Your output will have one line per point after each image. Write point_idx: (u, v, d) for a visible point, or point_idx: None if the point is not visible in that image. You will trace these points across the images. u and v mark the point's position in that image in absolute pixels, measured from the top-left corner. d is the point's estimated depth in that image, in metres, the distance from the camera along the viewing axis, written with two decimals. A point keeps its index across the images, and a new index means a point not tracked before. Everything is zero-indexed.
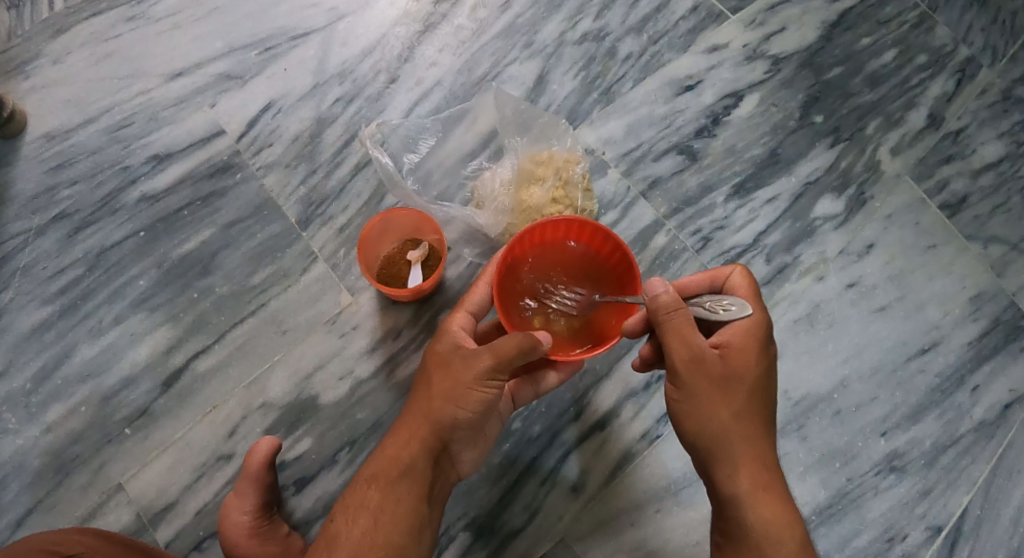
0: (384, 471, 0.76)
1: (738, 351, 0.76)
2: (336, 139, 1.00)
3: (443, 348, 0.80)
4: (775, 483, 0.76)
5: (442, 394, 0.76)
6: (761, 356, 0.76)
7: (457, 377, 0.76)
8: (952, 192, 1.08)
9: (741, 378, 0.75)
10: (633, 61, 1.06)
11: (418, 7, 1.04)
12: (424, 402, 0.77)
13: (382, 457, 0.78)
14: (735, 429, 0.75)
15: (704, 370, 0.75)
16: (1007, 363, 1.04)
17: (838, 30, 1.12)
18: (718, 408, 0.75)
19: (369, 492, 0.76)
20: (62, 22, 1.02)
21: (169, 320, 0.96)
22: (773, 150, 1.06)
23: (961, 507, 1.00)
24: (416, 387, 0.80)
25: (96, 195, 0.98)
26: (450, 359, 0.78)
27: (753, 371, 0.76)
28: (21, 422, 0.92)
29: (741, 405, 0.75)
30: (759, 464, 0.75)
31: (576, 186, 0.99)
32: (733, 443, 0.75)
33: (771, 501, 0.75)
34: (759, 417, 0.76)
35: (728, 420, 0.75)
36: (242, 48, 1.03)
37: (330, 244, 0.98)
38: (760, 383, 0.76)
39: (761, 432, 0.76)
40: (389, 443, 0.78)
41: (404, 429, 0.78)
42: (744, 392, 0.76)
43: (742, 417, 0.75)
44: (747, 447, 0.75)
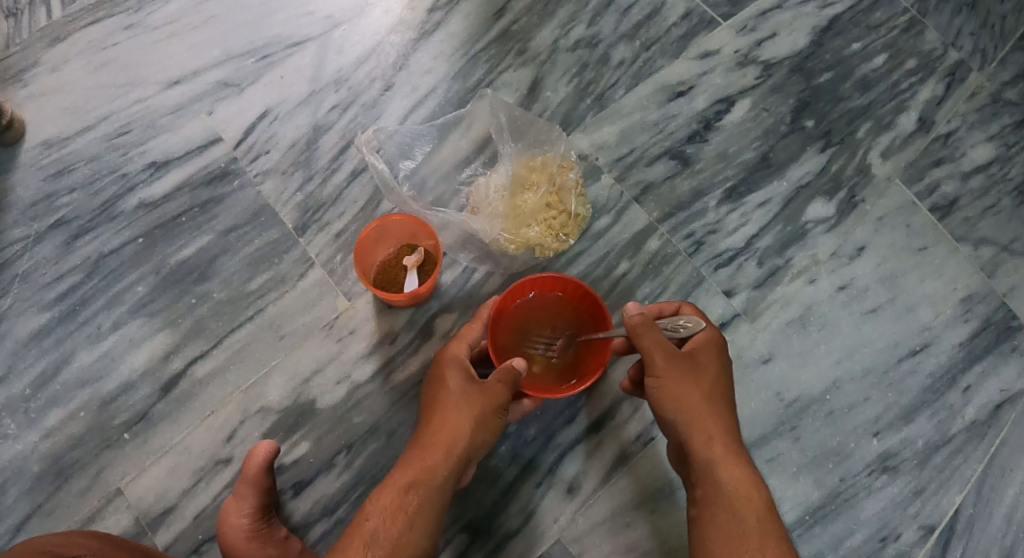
0: (419, 479, 0.81)
1: (701, 348, 0.86)
2: (332, 145, 1.01)
3: (455, 374, 0.87)
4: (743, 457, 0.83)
5: (470, 414, 0.84)
6: (720, 355, 0.86)
7: (484, 399, 0.85)
8: (943, 194, 1.09)
9: (706, 370, 0.85)
10: (626, 67, 1.07)
11: (413, 15, 1.06)
12: (452, 419, 0.84)
13: (412, 468, 0.82)
14: (704, 405, 0.83)
15: (676, 363, 0.84)
16: (998, 363, 1.05)
17: (828, 36, 1.13)
18: (689, 388, 0.84)
19: (406, 497, 0.80)
20: (60, 30, 1.03)
21: (167, 326, 0.96)
22: (765, 154, 1.07)
23: (954, 507, 1.01)
24: (434, 408, 0.86)
25: (94, 202, 0.99)
26: (466, 384, 0.86)
27: (714, 364, 0.86)
28: (21, 427, 0.93)
29: (708, 387, 0.84)
30: (727, 437, 0.83)
31: (570, 192, 1.01)
32: (704, 417, 0.83)
33: (740, 465, 0.81)
34: (723, 403, 0.85)
35: (698, 399, 0.83)
36: (239, 57, 1.04)
37: (326, 249, 0.99)
38: (721, 373, 0.86)
39: (726, 411, 0.84)
40: (417, 455, 0.83)
41: (432, 443, 0.83)
42: (709, 381, 0.85)
43: (710, 398, 0.84)
44: (716, 421, 0.83)
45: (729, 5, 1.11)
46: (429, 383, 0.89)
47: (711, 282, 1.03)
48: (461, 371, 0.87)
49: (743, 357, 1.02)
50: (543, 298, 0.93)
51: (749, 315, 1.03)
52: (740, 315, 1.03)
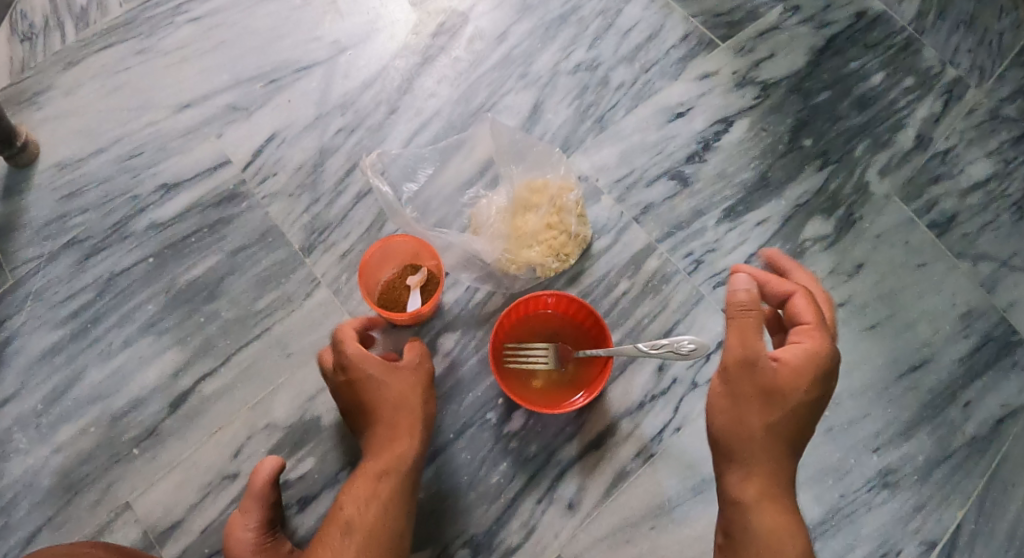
0: (387, 465, 0.85)
1: (786, 368, 0.78)
2: (338, 167, 1.04)
3: (370, 365, 0.87)
4: (784, 495, 0.79)
5: (411, 394, 0.88)
6: (812, 383, 0.78)
7: (413, 377, 0.89)
8: (941, 211, 1.11)
9: (786, 396, 0.77)
10: (626, 89, 1.09)
11: (417, 40, 1.08)
12: (398, 403, 0.87)
13: (377, 457, 0.85)
14: (759, 435, 0.78)
15: (748, 376, 0.78)
16: (999, 378, 1.06)
17: (826, 56, 1.15)
18: (750, 409, 0.78)
19: (379, 485, 0.84)
20: (74, 55, 1.06)
21: (177, 343, 0.99)
22: (763, 174, 1.09)
23: (955, 522, 1.02)
24: (368, 399, 0.87)
25: (106, 222, 1.02)
26: (388, 369, 0.88)
27: (800, 390, 0.77)
28: (33, 442, 0.95)
29: (777, 410, 0.78)
30: (771, 476, 0.78)
31: (570, 213, 1.01)
32: (754, 448, 0.78)
33: (777, 510, 0.78)
34: (789, 434, 0.78)
35: (755, 425, 0.78)
36: (248, 81, 1.07)
37: (332, 269, 1.01)
38: (801, 403, 0.78)
39: (784, 445, 0.78)
40: (380, 444, 0.86)
41: (388, 430, 0.86)
42: (785, 408, 0.78)
43: (767, 428, 0.78)
44: (767, 456, 0.78)
45: (727, 27, 1.14)
46: (345, 384, 0.87)
47: (711, 300, 1.03)
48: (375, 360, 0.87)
49: None
50: (548, 316, 0.96)
51: None
52: None
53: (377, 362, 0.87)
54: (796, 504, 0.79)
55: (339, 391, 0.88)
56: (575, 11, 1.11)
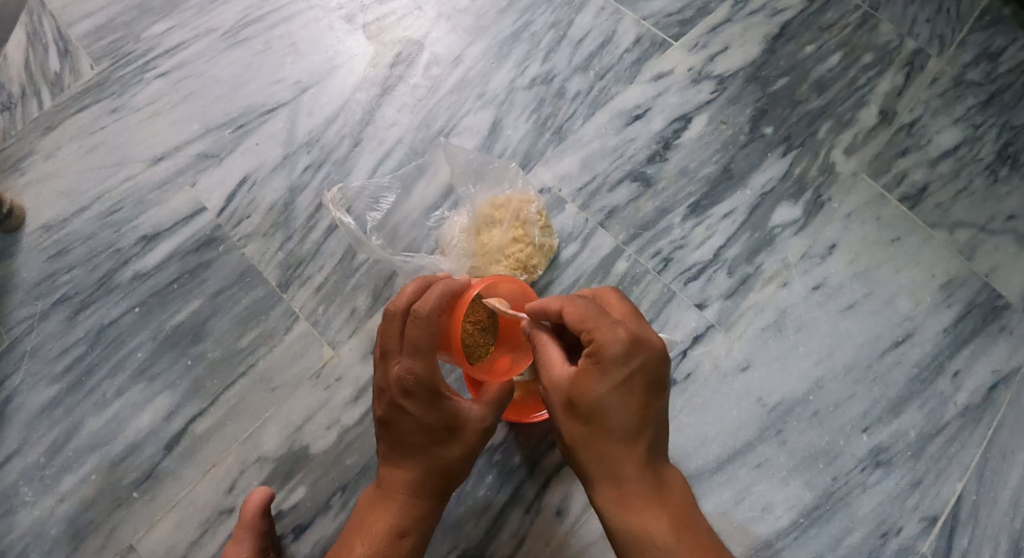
0: (410, 526, 0.87)
1: (587, 371, 0.79)
2: (309, 203, 1.07)
3: (442, 411, 0.86)
4: (637, 489, 0.81)
5: (464, 455, 0.88)
6: (605, 378, 0.78)
7: (473, 438, 0.88)
8: (911, 183, 1.12)
9: (582, 399, 0.80)
10: (582, 98, 1.12)
11: (376, 72, 1.11)
12: (449, 463, 0.87)
13: (403, 513, 0.87)
14: (585, 446, 0.82)
15: (548, 395, 0.83)
16: (987, 345, 1.07)
17: (780, 43, 1.16)
18: (568, 425, 0.82)
19: (400, 542, 0.87)
20: (51, 119, 1.10)
21: (167, 388, 1.02)
22: (726, 166, 1.11)
23: (955, 494, 1.02)
24: (420, 448, 0.87)
25: (93, 277, 1.05)
26: (452, 426, 0.87)
27: (597, 387, 0.79)
28: (37, 494, 0.98)
29: (594, 410, 0.79)
30: (614, 477, 0.81)
31: (534, 224, 1.03)
32: (586, 459, 0.82)
33: (632, 506, 0.81)
34: (609, 432, 0.80)
35: (575, 437, 0.82)
36: (217, 128, 1.10)
37: (309, 302, 1.03)
38: (613, 396, 0.79)
39: (611, 440, 0.80)
40: (411, 500, 0.87)
41: (421, 486, 0.87)
42: (588, 412, 0.80)
43: (589, 436, 0.81)
44: (598, 461, 0.81)
45: (679, 25, 1.16)
46: (402, 412, 0.86)
47: (683, 297, 1.06)
48: (444, 406, 0.86)
49: (722, 366, 1.05)
50: None
51: (724, 324, 1.06)
52: (714, 326, 1.06)
53: (444, 411, 0.86)
54: (659, 491, 0.82)
55: (391, 413, 0.86)
56: (528, 26, 1.14)
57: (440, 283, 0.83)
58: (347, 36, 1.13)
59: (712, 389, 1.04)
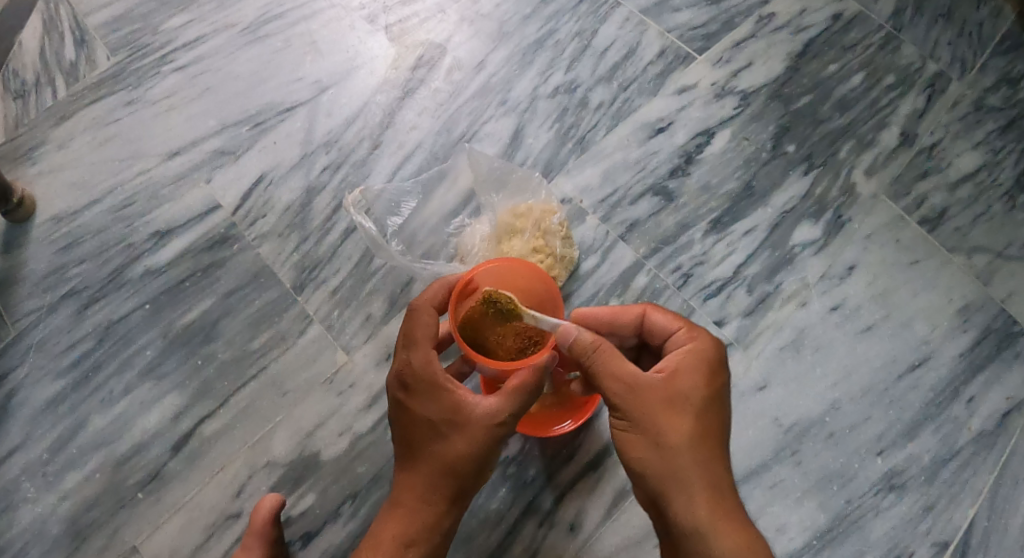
0: (417, 535, 0.82)
1: (684, 374, 0.79)
2: (326, 205, 1.05)
3: (446, 405, 0.80)
4: (731, 507, 0.78)
5: (470, 453, 0.80)
6: (710, 378, 0.79)
7: (478, 433, 0.80)
8: (931, 206, 1.11)
9: (688, 398, 0.78)
10: (605, 109, 1.11)
11: (397, 74, 1.10)
12: (452, 461, 0.80)
13: (410, 521, 0.82)
14: (687, 451, 0.77)
15: (644, 396, 0.78)
16: (1002, 371, 1.06)
17: (804, 60, 1.16)
18: (665, 431, 0.78)
19: (408, 550, 0.81)
20: (65, 109, 1.08)
21: (176, 387, 1.00)
22: (747, 183, 1.10)
23: (967, 521, 1.01)
24: (424, 447, 0.81)
25: (103, 271, 1.04)
26: (453, 420, 0.80)
27: (702, 388, 0.79)
28: (40, 491, 0.97)
29: (699, 413, 0.78)
30: (713, 489, 0.78)
31: (555, 235, 1.02)
32: (687, 466, 0.77)
33: (727, 523, 0.77)
34: (709, 441, 0.78)
35: (677, 442, 0.77)
36: (234, 125, 1.09)
37: (324, 306, 1.02)
38: (710, 400, 0.79)
39: (710, 449, 0.78)
40: (417, 503, 0.82)
41: (428, 490, 0.82)
42: (693, 413, 0.78)
43: (691, 441, 0.78)
44: (698, 472, 0.77)
45: (703, 39, 1.15)
46: (403, 410, 0.82)
47: (701, 313, 1.05)
48: (443, 398, 0.81)
49: (739, 385, 1.04)
50: None
51: (741, 343, 1.05)
52: (732, 344, 1.05)
53: (444, 404, 0.81)
54: (743, 515, 0.79)
55: (396, 413, 0.83)
56: (551, 35, 1.13)
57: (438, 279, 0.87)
58: (369, 37, 1.11)
59: None
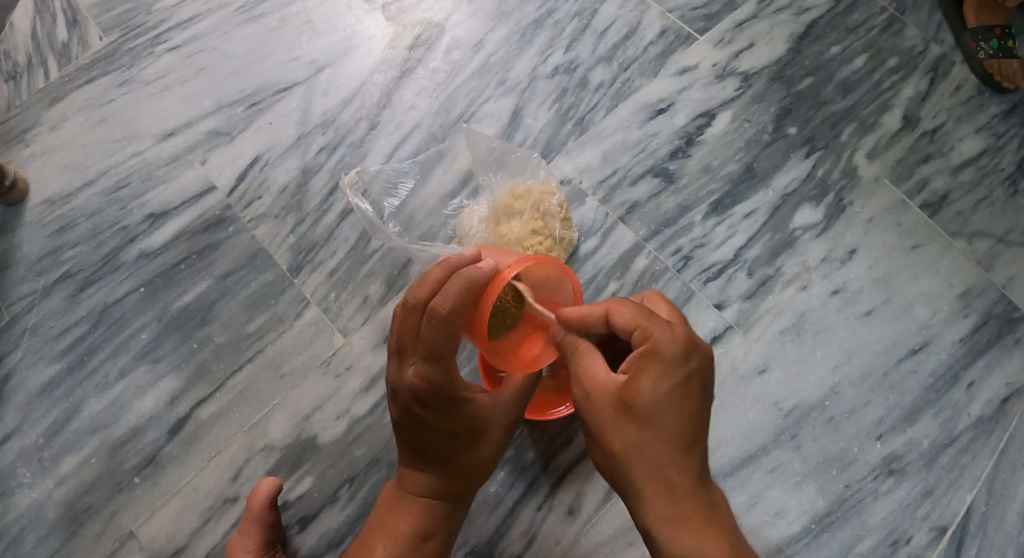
0: (433, 528, 0.86)
1: (637, 377, 0.74)
2: (322, 186, 1.04)
3: (468, 417, 0.83)
4: (692, 510, 0.75)
5: (489, 454, 0.86)
6: (661, 380, 0.74)
7: (498, 435, 0.86)
8: (933, 190, 1.10)
9: (637, 403, 0.74)
10: (605, 89, 1.09)
11: (395, 54, 1.09)
12: (473, 465, 0.85)
13: (427, 518, 0.85)
14: (636, 456, 0.75)
15: (597, 401, 0.76)
16: (1003, 356, 1.05)
17: (807, 42, 1.14)
18: (617, 439, 0.76)
19: (425, 546, 0.85)
20: (58, 90, 1.07)
21: (172, 371, 0.99)
22: (748, 165, 1.09)
23: (965, 505, 1.01)
24: (442, 450, 0.84)
25: (97, 254, 1.02)
26: (475, 429, 0.84)
27: (650, 395, 0.74)
28: (36, 476, 0.96)
29: (649, 420, 0.74)
30: (670, 493, 0.75)
31: (554, 217, 1.01)
32: (637, 473, 0.75)
33: (684, 527, 0.75)
34: (661, 446, 0.75)
35: (625, 450, 0.75)
36: (229, 105, 1.07)
37: (320, 288, 1.01)
38: (665, 400, 0.74)
39: (664, 454, 0.75)
40: (434, 501, 0.85)
41: (450, 491, 0.86)
42: (642, 419, 0.74)
43: (640, 448, 0.75)
44: (650, 472, 0.75)
45: (705, 20, 1.13)
46: (424, 423, 0.82)
47: (701, 296, 1.04)
48: (465, 411, 0.82)
49: (739, 368, 1.03)
50: None
51: (741, 326, 1.04)
52: (732, 327, 1.04)
53: (468, 416, 0.82)
54: (708, 519, 0.75)
55: (411, 424, 0.83)
56: (551, 14, 1.11)
57: (462, 274, 0.76)
58: (366, 16, 1.10)
59: (728, 392, 1.02)
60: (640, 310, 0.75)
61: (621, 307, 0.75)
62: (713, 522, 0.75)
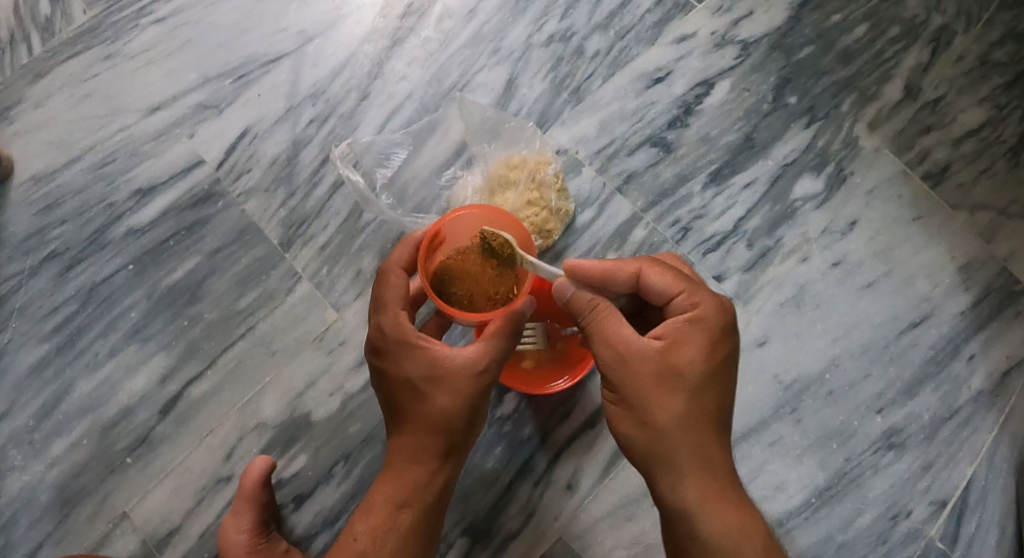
0: (408, 496, 0.79)
1: (683, 346, 0.74)
2: (312, 159, 1.02)
3: (421, 363, 0.77)
4: (724, 488, 0.76)
5: (453, 405, 0.77)
6: (707, 349, 0.74)
7: (462, 384, 0.77)
8: (934, 161, 1.08)
9: (682, 374, 0.74)
10: (601, 58, 1.07)
11: (385, 23, 1.06)
12: (434, 417, 0.77)
13: (401, 483, 0.79)
14: (676, 429, 0.74)
15: (632, 369, 0.74)
16: (1004, 330, 1.04)
17: (808, 9, 1.11)
18: (656, 409, 0.74)
19: (399, 515, 0.79)
20: (41, 65, 1.04)
21: (163, 349, 0.97)
22: (748, 135, 1.07)
23: (965, 479, 1.00)
24: (404, 405, 0.79)
25: (85, 232, 1.00)
26: (431, 376, 0.77)
27: (696, 366, 0.74)
28: (26, 458, 0.94)
29: (694, 392, 0.74)
30: (705, 470, 0.75)
31: (550, 187, 0.99)
32: (675, 448, 0.74)
33: (719, 506, 0.75)
34: (703, 419, 0.75)
35: (666, 423, 0.74)
36: (217, 78, 1.05)
37: (312, 263, 0.99)
38: (708, 374, 0.74)
39: (704, 428, 0.75)
40: (405, 464, 0.79)
41: (421, 451, 0.79)
42: (686, 390, 0.74)
43: (683, 421, 0.74)
44: (691, 451, 0.75)
45: None
46: (384, 376, 0.79)
47: (700, 268, 1.03)
48: (419, 354, 0.77)
49: None
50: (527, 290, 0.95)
51: (740, 299, 1.02)
52: (731, 300, 1.03)
53: (422, 360, 0.77)
54: (738, 496, 0.76)
55: (376, 379, 0.80)
56: None
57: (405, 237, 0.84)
58: None
59: None
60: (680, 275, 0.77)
61: (658, 271, 0.77)
62: (742, 500, 0.77)
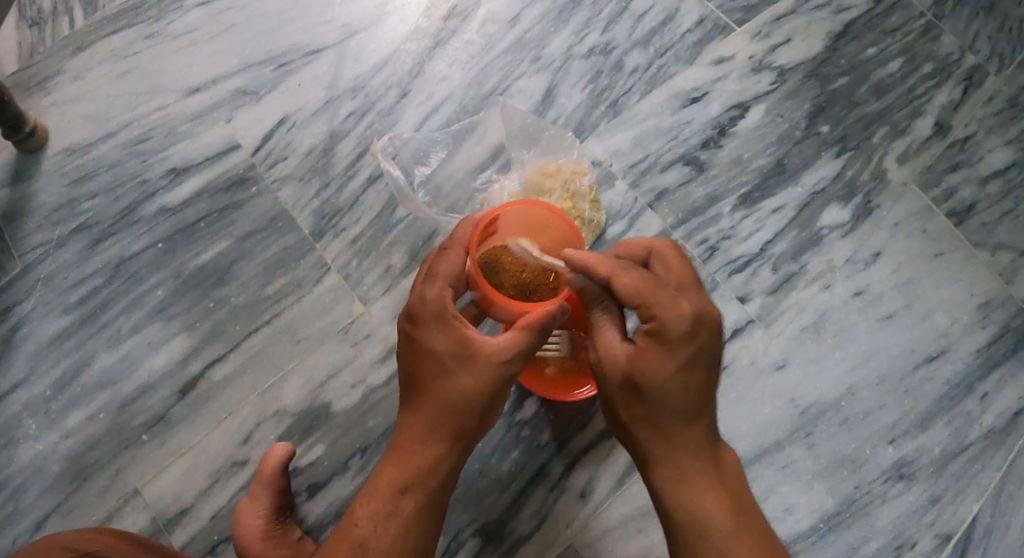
0: (413, 481, 0.77)
1: (646, 349, 0.75)
2: (348, 152, 1.03)
3: (449, 341, 0.76)
4: (701, 475, 0.76)
5: (474, 388, 0.76)
6: (665, 352, 0.74)
7: (487, 372, 0.76)
8: (960, 199, 1.08)
9: (644, 375, 0.75)
10: (640, 74, 1.08)
11: (429, 23, 1.07)
12: (454, 397, 0.76)
13: (409, 464, 0.77)
14: (646, 426, 0.76)
15: (607, 372, 0.78)
16: (1017, 370, 1.04)
17: (844, 41, 1.12)
18: (626, 405, 0.77)
19: (402, 500, 0.76)
20: (82, 39, 1.05)
21: (186, 329, 0.98)
22: (779, 160, 1.07)
23: (971, 514, 1.00)
24: (425, 381, 0.77)
25: (116, 207, 1.01)
26: (461, 356, 0.76)
27: (657, 369, 0.74)
28: (41, 428, 0.95)
29: (658, 392, 0.75)
30: (679, 460, 0.76)
31: (583, 198, 1.01)
32: (649, 440, 0.77)
33: (697, 495, 0.75)
34: (672, 416, 0.75)
35: (638, 419, 0.76)
36: (257, 65, 1.06)
37: (342, 255, 1.00)
38: (675, 379, 0.74)
39: (671, 423, 0.76)
40: (414, 447, 0.77)
41: (432, 431, 0.77)
42: (651, 390, 0.75)
43: (649, 417, 0.76)
44: (663, 445, 0.76)
45: (743, 11, 1.11)
46: (412, 344, 0.78)
47: (725, 288, 1.03)
48: (453, 332, 0.76)
49: (758, 362, 1.02)
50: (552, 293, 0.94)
51: (762, 321, 1.03)
52: (754, 321, 1.03)
53: (452, 337, 0.76)
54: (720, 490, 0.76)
55: (403, 348, 0.79)
56: None
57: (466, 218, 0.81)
58: None
59: (745, 386, 1.01)
60: (647, 281, 0.74)
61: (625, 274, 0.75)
62: (729, 492, 0.76)
